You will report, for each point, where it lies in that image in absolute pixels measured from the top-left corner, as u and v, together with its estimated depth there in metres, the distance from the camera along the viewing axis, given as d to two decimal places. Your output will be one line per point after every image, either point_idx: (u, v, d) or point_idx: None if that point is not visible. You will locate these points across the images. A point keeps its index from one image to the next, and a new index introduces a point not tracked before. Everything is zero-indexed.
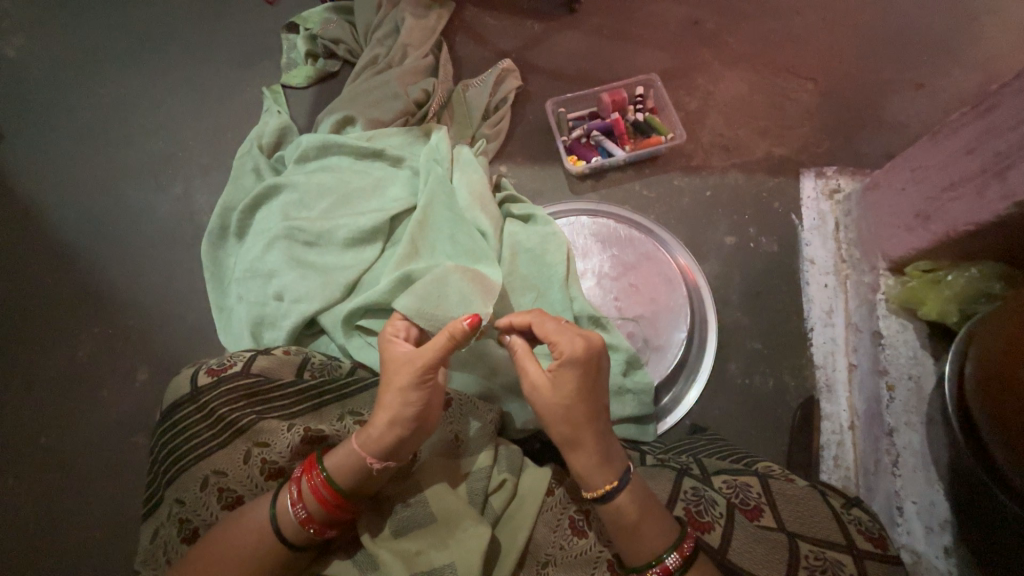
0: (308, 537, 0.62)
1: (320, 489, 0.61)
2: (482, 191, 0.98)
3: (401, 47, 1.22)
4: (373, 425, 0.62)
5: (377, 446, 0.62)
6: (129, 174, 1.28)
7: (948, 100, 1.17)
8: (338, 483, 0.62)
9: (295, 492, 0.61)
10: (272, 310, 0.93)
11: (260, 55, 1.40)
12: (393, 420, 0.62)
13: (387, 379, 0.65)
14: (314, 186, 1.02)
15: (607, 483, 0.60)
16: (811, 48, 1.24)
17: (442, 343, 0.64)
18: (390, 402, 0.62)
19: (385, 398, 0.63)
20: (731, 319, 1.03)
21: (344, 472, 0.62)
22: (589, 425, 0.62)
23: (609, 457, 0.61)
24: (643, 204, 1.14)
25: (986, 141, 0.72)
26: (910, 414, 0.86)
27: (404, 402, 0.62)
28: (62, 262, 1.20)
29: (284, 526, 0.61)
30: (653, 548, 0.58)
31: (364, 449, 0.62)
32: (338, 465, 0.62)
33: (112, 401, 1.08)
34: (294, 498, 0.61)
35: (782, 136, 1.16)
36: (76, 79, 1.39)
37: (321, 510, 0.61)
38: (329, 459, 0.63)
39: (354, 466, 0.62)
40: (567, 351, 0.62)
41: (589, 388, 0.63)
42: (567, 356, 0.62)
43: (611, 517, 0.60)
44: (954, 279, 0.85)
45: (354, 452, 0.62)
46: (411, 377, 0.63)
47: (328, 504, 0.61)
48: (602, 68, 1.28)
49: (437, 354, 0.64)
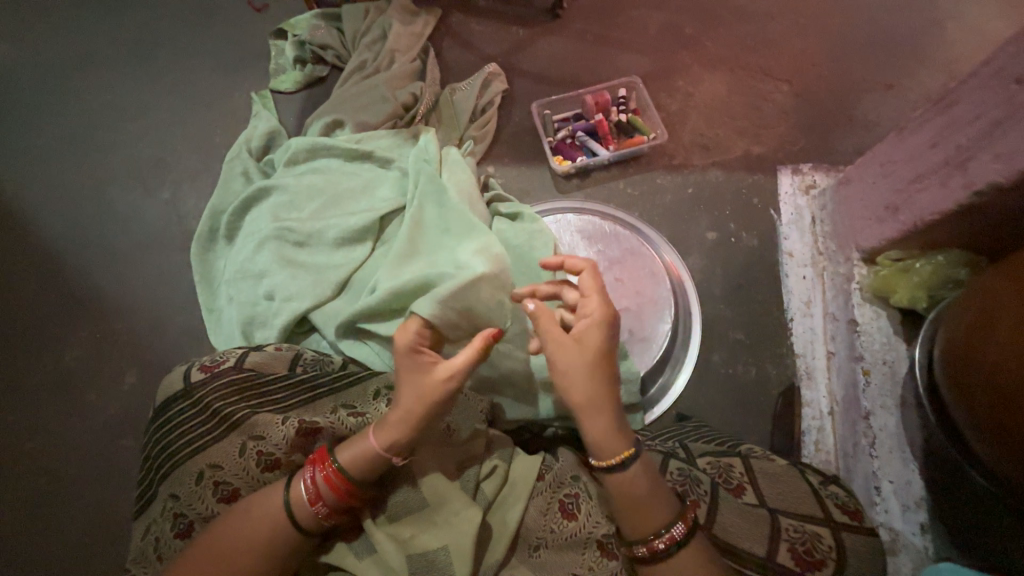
0: (324, 526, 0.63)
1: (332, 477, 0.62)
2: (470, 190, 1.01)
3: (388, 53, 1.26)
4: (396, 431, 0.63)
5: (397, 446, 0.63)
6: (117, 178, 1.28)
7: (915, 99, 1.22)
8: (355, 475, 0.63)
9: (310, 486, 0.62)
10: (264, 309, 0.94)
11: (249, 61, 1.41)
12: (416, 422, 0.63)
13: (408, 383, 0.65)
14: (304, 188, 1.03)
15: (624, 451, 0.62)
16: (786, 51, 1.29)
17: (471, 354, 0.65)
18: (415, 407, 0.63)
19: (409, 407, 0.63)
20: (714, 311, 1.06)
21: (357, 464, 0.63)
22: (603, 386, 0.63)
23: (623, 424, 0.63)
24: (628, 201, 1.17)
25: (947, 135, 0.76)
26: (885, 397, 0.89)
27: (431, 408, 0.64)
28: (49, 268, 1.19)
29: (301, 517, 0.62)
30: (659, 520, 0.60)
31: (384, 448, 0.63)
32: (353, 461, 0.63)
33: (100, 405, 1.07)
34: (309, 491, 0.62)
35: (759, 135, 1.21)
36: (61, 85, 1.39)
37: (337, 500, 0.62)
38: (343, 454, 0.63)
39: (372, 463, 0.63)
40: (594, 312, 0.66)
41: (609, 348, 0.65)
42: (592, 315, 0.66)
43: (621, 486, 0.62)
44: (922, 266, 0.90)
45: (374, 454, 0.63)
46: (441, 387, 0.64)
47: (341, 492, 0.62)
48: (585, 71, 1.31)
49: (465, 366, 0.65)
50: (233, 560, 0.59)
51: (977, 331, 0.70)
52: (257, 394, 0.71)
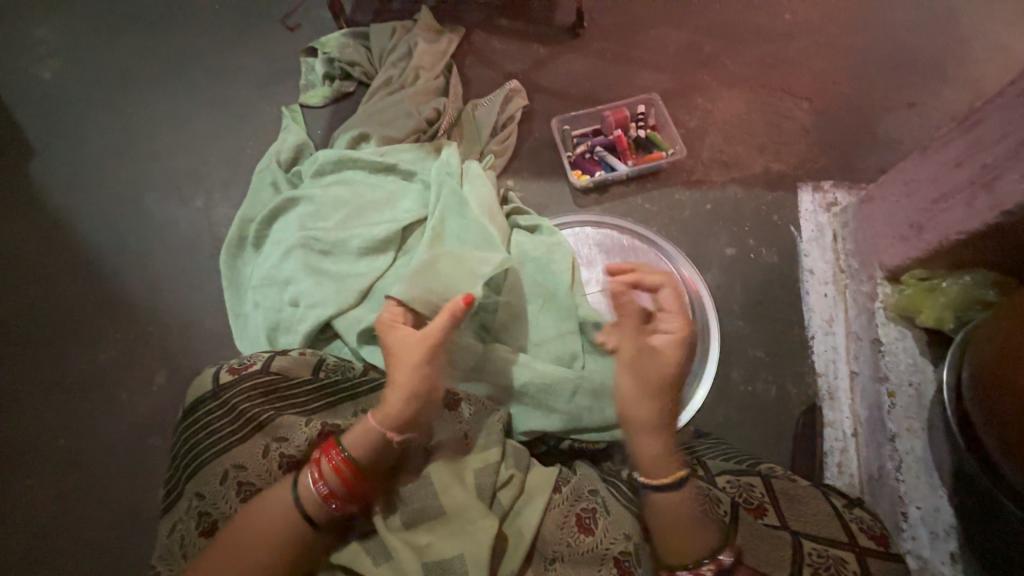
0: (330, 512, 0.65)
1: (341, 466, 0.65)
2: (491, 203, 1.03)
3: (414, 70, 1.30)
4: (391, 405, 0.68)
5: (394, 419, 0.67)
6: (154, 187, 1.35)
7: (940, 118, 1.21)
8: (357, 457, 0.66)
9: (315, 469, 0.65)
10: (288, 315, 0.97)
11: (281, 77, 1.48)
12: (408, 390, 0.68)
13: (396, 358, 0.71)
14: (329, 198, 1.07)
15: (673, 474, 0.66)
16: (806, 69, 1.29)
17: (446, 317, 0.72)
18: (404, 376, 0.69)
19: (399, 379, 0.69)
20: (733, 327, 1.05)
21: (362, 447, 0.66)
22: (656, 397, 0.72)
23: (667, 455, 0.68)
24: (646, 216, 1.18)
25: (973, 154, 0.76)
26: (912, 419, 0.87)
27: (418, 374, 0.69)
28: (88, 271, 1.24)
29: (307, 501, 0.64)
30: (702, 546, 0.61)
31: (382, 425, 0.67)
32: (355, 443, 0.66)
33: (130, 404, 1.11)
34: (314, 473, 0.65)
35: (779, 152, 1.21)
36: (106, 99, 1.48)
37: (344, 489, 0.64)
38: (346, 438, 0.67)
39: (373, 442, 0.67)
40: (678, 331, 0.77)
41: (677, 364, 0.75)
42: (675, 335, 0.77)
43: (674, 510, 0.64)
44: (949, 286, 0.88)
45: (373, 431, 0.67)
46: (424, 350, 0.71)
47: (349, 480, 0.64)
48: (605, 88, 1.34)
49: (441, 328, 0.72)
50: (254, 553, 0.60)
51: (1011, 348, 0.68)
52: (281, 397, 0.73)
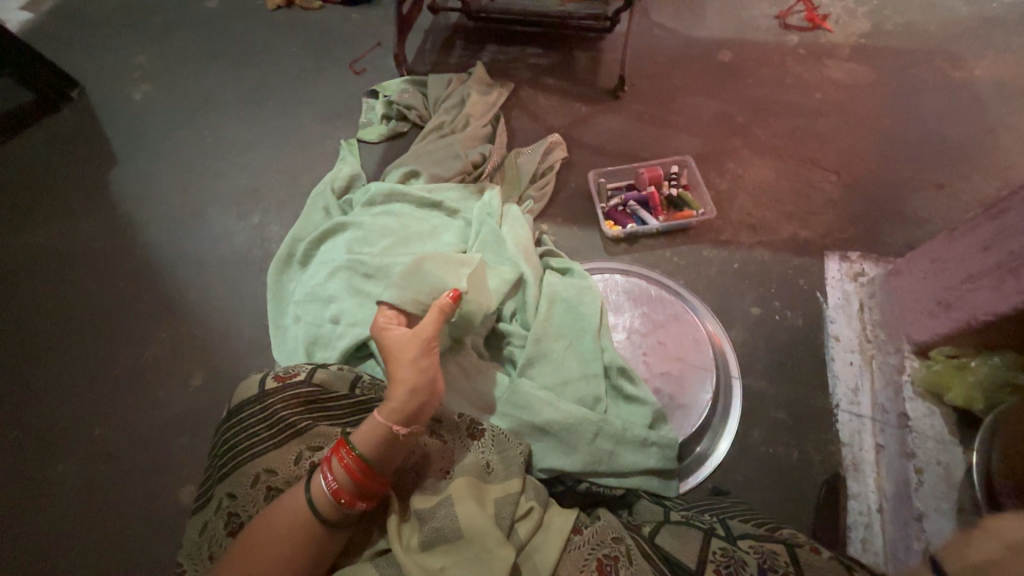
0: (339, 510, 0.66)
1: (352, 465, 0.67)
2: (527, 244, 1.10)
3: (465, 117, 1.42)
4: (394, 397, 0.71)
5: (399, 411, 0.70)
6: (217, 202, 1.47)
7: (968, 200, 1.25)
8: (366, 455, 0.68)
9: (326, 466, 0.67)
10: (327, 331, 1.03)
11: (343, 114, 1.62)
12: (410, 381, 0.73)
13: (393, 356, 0.76)
14: (378, 227, 1.15)
15: None
16: (835, 145, 1.36)
17: (434, 316, 0.81)
18: (402, 367, 0.74)
19: (399, 373, 0.73)
20: (755, 386, 1.06)
21: (371, 443, 0.68)
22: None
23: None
24: (673, 269, 1.22)
25: (1000, 240, 0.79)
26: (940, 499, 0.85)
27: (415, 365, 0.74)
28: (146, 273, 1.34)
29: (318, 496, 0.66)
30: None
31: (388, 418, 0.70)
32: (363, 439, 0.69)
33: (165, 402, 1.16)
34: (325, 470, 0.67)
35: (807, 220, 1.25)
36: (187, 121, 1.64)
37: (355, 487, 0.66)
38: (354, 436, 0.69)
39: (381, 436, 0.69)
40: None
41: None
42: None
43: None
44: (978, 365, 0.88)
45: (379, 425, 0.69)
46: (418, 344, 0.77)
47: (360, 478, 0.67)
48: (641, 147, 1.42)
49: (431, 325, 0.80)
50: (274, 549, 0.63)
51: None
52: (318, 408, 0.78)
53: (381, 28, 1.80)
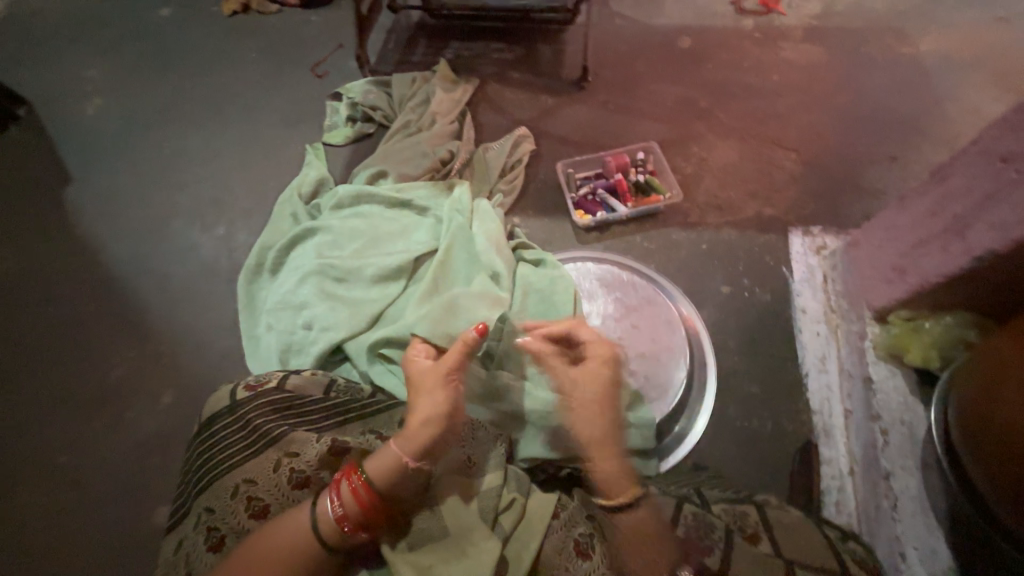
0: (340, 535, 0.65)
1: (359, 490, 0.65)
2: (498, 237, 1.09)
3: (431, 115, 1.42)
4: (406, 428, 0.69)
5: (413, 444, 0.68)
6: (180, 215, 1.43)
7: (920, 171, 1.29)
8: (376, 484, 0.66)
9: (333, 488, 0.66)
10: (301, 337, 1.02)
11: (307, 118, 1.60)
12: (429, 415, 0.70)
13: (416, 386, 0.73)
14: (346, 230, 1.14)
15: None
16: (794, 124, 1.40)
17: (460, 347, 0.75)
18: (418, 398, 0.72)
19: (416, 403, 0.71)
20: (729, 362, 1.09)
21: (382, 474, 0.66)
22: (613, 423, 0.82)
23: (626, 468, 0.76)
24: (644, 254, 1.24)
25: (946, 204, 0.82)
26: (907, 458, 0.88)
27: (430, 398, 0.71)
28: (109, 291, 1.30)
29: (321, 521, 0.64)
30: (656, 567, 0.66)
31: (402, 448, 0.67)
32: (376, 468, 0.67)
33: (137, 422, 1.13)
34: (332, 492, 0.66)
35: (770, 198, 1.28)
36: (144, 133, 1.59)
37: (360, 515, 0.65)
38: (368, 462, 0.68)
39: (392, 467, 0.67)
40: (599, 355, 0.87)
41: (611, 385, 0.85)
42: (602, 359, 0.86)
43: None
44: (931, 326, 0.92)
45: (390, 455, 0.67)
46: (437, 375, 0.73)
47: (366, 506, 0.65)
48: (607, 136, 1.44)
49: (456, 358, 0.74)
50: (268, 568, 0.61)
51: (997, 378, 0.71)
52: (295, 413, 0.76)
53: (342, 29, 1.78)
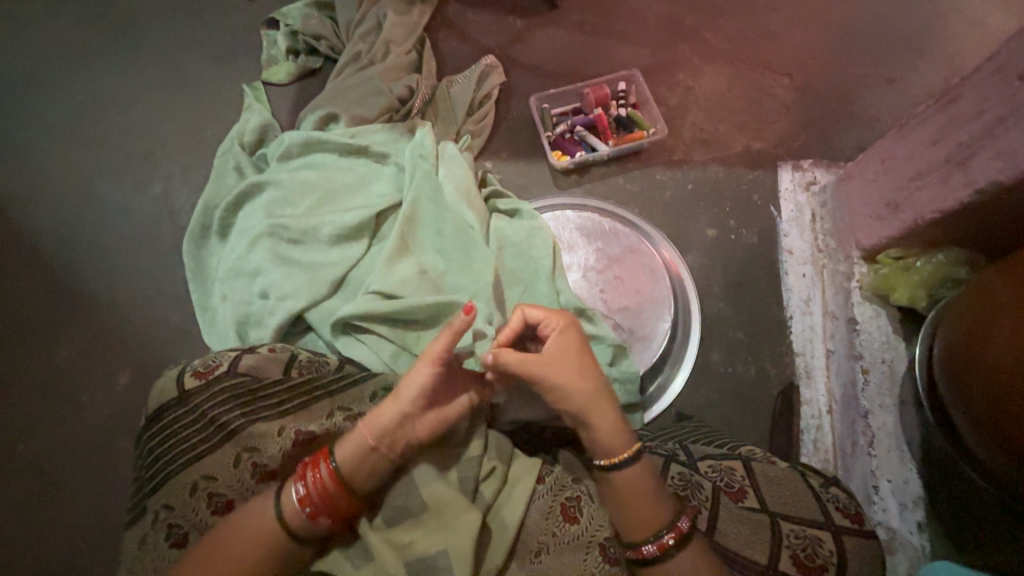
0: (303, 522, 0.62)
1: (328, 476, 0.63)
2: (468, 185, 0.98)
3: (383, 43, 1.22)
4: (377, 412, 0.65)
5: (377, 424, 0.64)
6: (105, 173, 1.25)
7: (916, 94, 1.21)
8: (340, 464, 0.63)
9: (301, 472, 0.64)
10: (258, 308, 0.92)
11: (240, 52, 1.38)
12: (400, 398, 0.66)
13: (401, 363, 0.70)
14: (298, 184, 1.01)
15: None
16: (787, 44, 1.27)
17: (449, 335, 0.67)
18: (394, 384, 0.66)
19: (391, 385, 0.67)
20: (714, 309, 1.06)
21: (351, 458, 0.64)
22: (599, 389, 0.68)
23: (622, 425, 0.67)
24: (627, 197, 1.16)
25: (950, 132, 0.75)
26: (884, 396, 0.90)
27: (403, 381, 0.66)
28: (37, 265, 1.16)
29: (284, 507, 0.62)
30: (659, 519, 0.61)
31: (366, 427, 0.64)
32: (342, 445, 0.65)
33: (93, 404, 1.06)
34: (299, 476, 0.64)
35: (759, 130, 1.19)
36: (46, 75, 1.35)
37: (327, 502, 0.62)
38: (338, 441, 0.66)
39: (356, 446, 0.64)
40: (557, 321, 0.71)
41: (582, 350, 0.69)
42: (558, 327, 0.70)
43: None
44: (923, 265, 0.89)
45: (359, 439, 0.64)
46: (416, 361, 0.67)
47: (332, 490, 0.62)
48: (585, 64, 1.29)
49: (444, 346, 0.67)
50: (227, 566, 0.58)
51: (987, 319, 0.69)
52: (252, 400, 0.70)
53: None
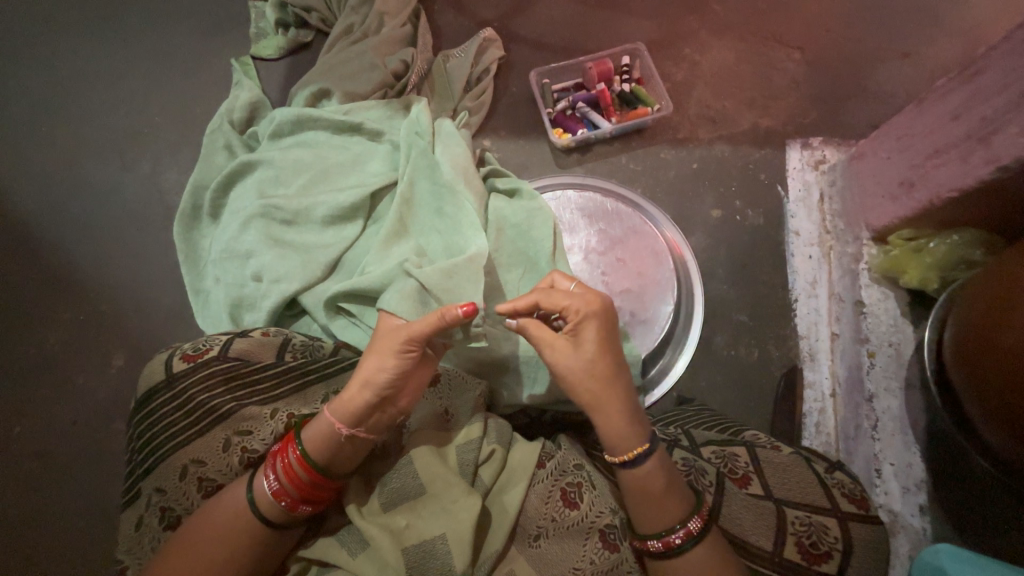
0: (282, 513, 0.61)
1: (295, 464, 0.61)
2: (466, 165, 0.93)
3: (377, 15, 1.15)
4: (346, 392, 0.63)
5: (347, 413, 0.62)
6: (91, 152, 1.21)
7: (933, 68, 1.16)
8: (312, 455, 0.62)
9: (270, 465, 0.62)
10: (251, 291, 0.90)
11: (228, 24, 1.32)
12: (370, 383, 0.62)
13: (373, 343, 0.66)
14: (290, 162, 0.97)
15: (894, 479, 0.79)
16: (799, 16, 1.21)
17: (433, 321, 0.63)
18: (368, 367, 0.63)
19: (363, 363, 0.64)
20: (718, 292, 1.04)
21: (318, 444, 0.62)
22: (616, 380, 0.64)
23: (636, 420, 0.63)
24: (630, 177, 1.12)
25: (972, 106, 0.72)
26: (889, 379, 0.90)
27: (376, 365, 0.63)
28: (25, 247, 1.13)
29: (260, 500, 0.61)
30: (674, 515, 0.61)
31: (335, 415, 0.62)
32: (312, 436, 0.62)
33: (88, 388, 1.04)
34: (269, 469, 0.62)
35: (768, 107, 1.15)
36: (24, 49, 1.29)
37: (300, 492, 0.61)
38: (305, 430, 0.63)
39: (326, 437, 0.62)
40: (581, 307, 0.65)
41: (609, 338, 0.66)
42: (583, 313, 0.65)
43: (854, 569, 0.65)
44: (936, 246, 0.87)
45: (327, 420, 0.62)
46: (395, 346, 0.63)
47: (303, 479, 0.61)
48: (587, 37, 1.23)
49: (425, 330, 0.63)
50: (215, 549, 0.59)
51: (1002, 299, 0.67)
52: (243, 383, 0.69)
53: None
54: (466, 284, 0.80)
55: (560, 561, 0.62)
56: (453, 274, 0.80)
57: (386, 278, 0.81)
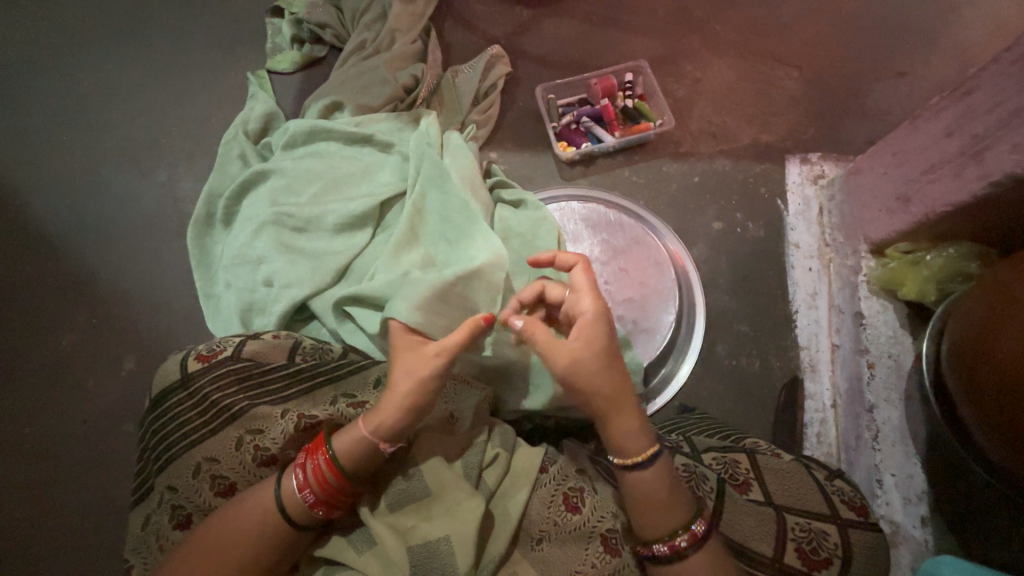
0: (305, 513, 0.62)
1: (323, 468, 0.63)
2: (473, 177, 0.97)
3: (389, 32, 1.20)
4: (382, 412, 0.63)
5: (388, 429, 0.63)
6: (110, 160, 1.25)
7: (928, 87, 1.19)
8: (342, 461, 0.63)
9: (301, 466, 0.64)
10: (262, 296, 0.92)
11: (245, 40, 1.37)
12: (407, 399, 0.64)
13: (399, 364, 0.67)
14: (302, 172, 1.00)
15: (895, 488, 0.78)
16: (798, 36, 1.25)
17: (462, 335, 0.66)
18: (403, 385, 0.64)
19: (395, 383, 0.65)
20: (719, 302, 1.05)
21: (349, 452, 0.63)
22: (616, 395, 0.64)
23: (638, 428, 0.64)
24: (632, 189, 1.15)
25: (964, 123, 0.74)
26: (890, 390, 0.90)
27: (413, 383, 0.64)
28: (42, 251, 1.16)
29: (286, 500, 0.62)
30: (669, 525, 0.61)
31: (376, 434, 0.63)
32: (343, 443, 0.64)
33: (100, 389, 1.06)
34: (298, 470, 0.63)
35: (768, 123, 1.18)
36: (50, 62, 1.34)
37: (326, 495, 0.62)
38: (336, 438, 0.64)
39: (364, 452, 0.63)
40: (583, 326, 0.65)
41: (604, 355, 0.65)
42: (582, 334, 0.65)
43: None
44: (932, 259, 0.89)
45: (365, 439, 0.63)
46: (428, 361, 0.65)
47: (331, 483, 0.62)
48: (591, 54, 1.27)
49: (456, 344, 0.65)
50: (229, 549, 0.60)
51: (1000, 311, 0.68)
52: (255, 384, 0.70)
53: None
54: (472, 291, 0.82)
55: (560, 564, 0.63)
56: (462, 282, 0.82)
57: (392, 286, 0.83)
